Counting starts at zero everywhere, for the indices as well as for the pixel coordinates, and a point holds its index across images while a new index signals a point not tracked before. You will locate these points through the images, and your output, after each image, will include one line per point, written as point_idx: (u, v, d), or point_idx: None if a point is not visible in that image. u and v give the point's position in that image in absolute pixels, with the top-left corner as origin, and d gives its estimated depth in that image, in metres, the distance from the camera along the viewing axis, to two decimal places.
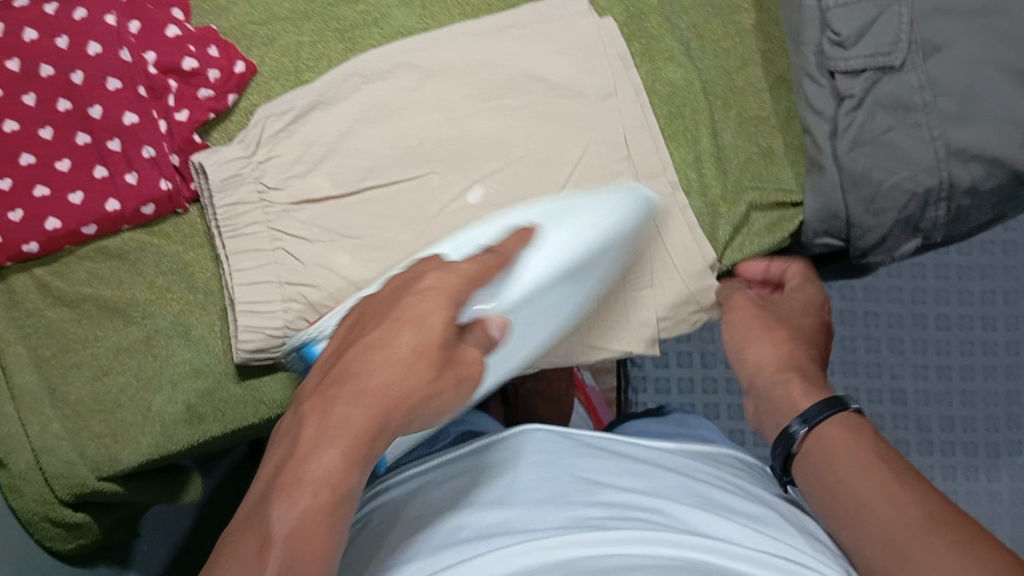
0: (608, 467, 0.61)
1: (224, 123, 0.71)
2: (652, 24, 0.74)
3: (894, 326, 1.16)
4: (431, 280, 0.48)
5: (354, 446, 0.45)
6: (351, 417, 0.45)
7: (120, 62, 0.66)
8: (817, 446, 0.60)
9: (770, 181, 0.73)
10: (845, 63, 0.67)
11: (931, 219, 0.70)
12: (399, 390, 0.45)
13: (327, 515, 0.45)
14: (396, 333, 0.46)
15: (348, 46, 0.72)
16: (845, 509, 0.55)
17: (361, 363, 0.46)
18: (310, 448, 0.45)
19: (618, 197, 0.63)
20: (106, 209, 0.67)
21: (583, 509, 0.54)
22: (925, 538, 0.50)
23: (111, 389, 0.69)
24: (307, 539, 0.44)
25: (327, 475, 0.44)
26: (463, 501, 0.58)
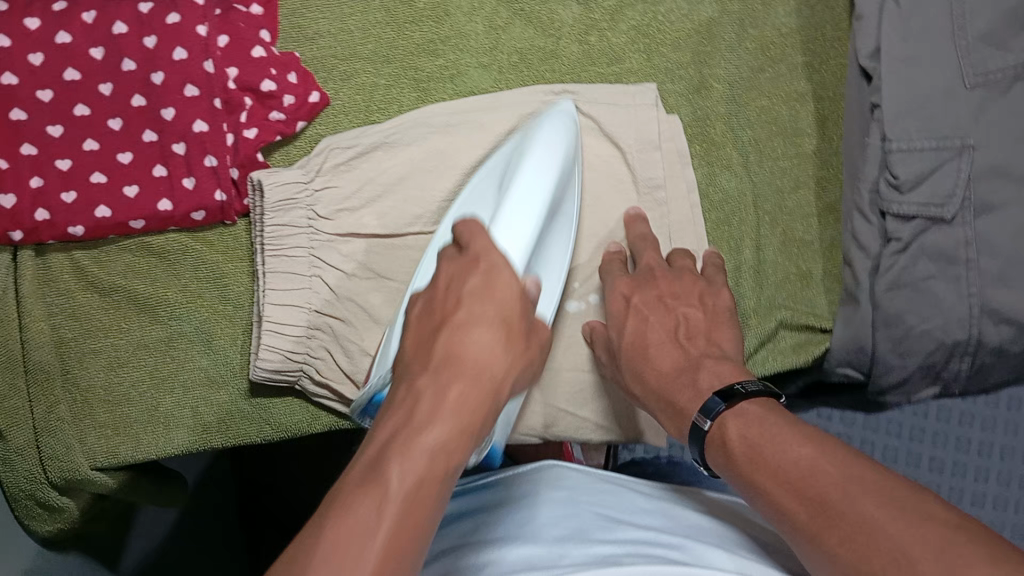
0: (624, 506, 0.60)
1: (288, 146, 0.73)
2: (717, 132, 0.75)
3: None
4: (488, 254, 0.51)
5: (466, 425, 0.45)
6: (463, 403, 0.45)
7: (201, 72, 0.68)
8: (737, 437, 0.54)
9: (803, 303, 0.74)
10: (898, 206, 0.68)
11: (953, 370, 0.70)
12: (488, 366, 0.47)
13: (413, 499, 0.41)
14: (483, 301, 0.49)
15: (420, 97, 0.74)
16: (788, 484, 0.49)
17: (444, 346, 0.47)
18: (410, 423, 0.44)
19: (556, 125, 0.66)
20: (157, 208, 0.68)
21: (602, 547, 0.52)
22: (868, 507, 0.44)
23: (124, 383, 0.70)
24: (430, 475, 0.42)
25: (433, 454, 0.43)
26: (489, 534, 0.57)
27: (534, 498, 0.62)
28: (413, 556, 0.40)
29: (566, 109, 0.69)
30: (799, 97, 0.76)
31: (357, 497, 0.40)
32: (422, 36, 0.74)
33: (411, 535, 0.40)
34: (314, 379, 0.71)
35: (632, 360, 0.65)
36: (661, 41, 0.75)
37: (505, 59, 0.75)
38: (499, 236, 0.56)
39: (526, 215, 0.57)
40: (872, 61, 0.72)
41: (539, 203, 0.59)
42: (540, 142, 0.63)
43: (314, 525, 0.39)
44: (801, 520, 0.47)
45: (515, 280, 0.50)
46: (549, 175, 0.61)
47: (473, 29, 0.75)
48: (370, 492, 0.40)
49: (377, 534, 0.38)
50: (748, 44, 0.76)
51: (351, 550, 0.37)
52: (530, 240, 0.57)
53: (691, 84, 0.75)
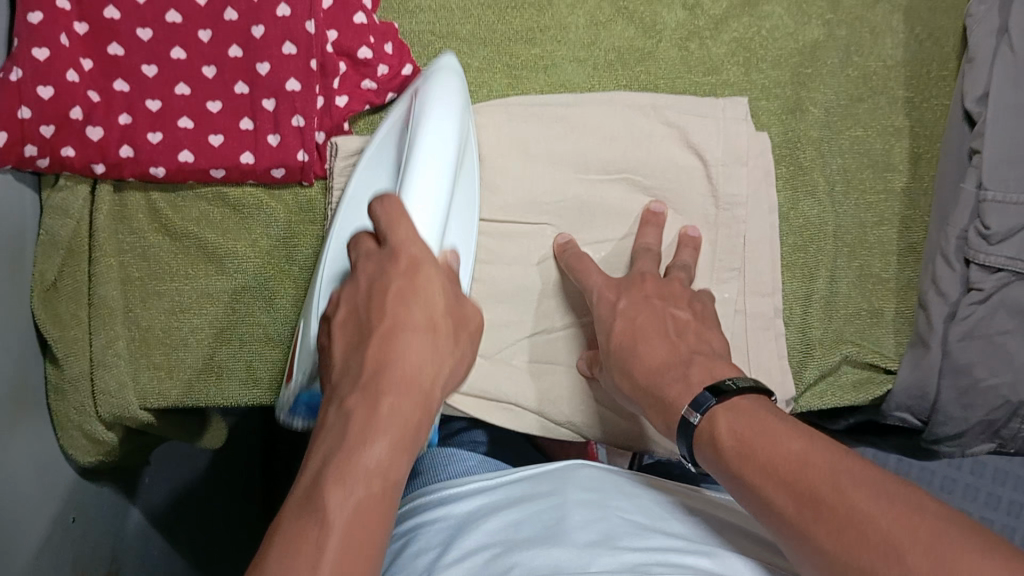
0: (653, 514, 0.60)
1: (374, 116, 0.73)
2: (806, 155, 0.73)
3: (969, 499, 0.95)
4: (405, 247, 0.50)
5: (401, 440, 0.44)
6: (400, 417, 0.45)
7: (302, 31, 0.67)
8: (728, 434, 0.51)
9: (872, 342, 0.73)
10: (986, 257, 0.66)
11: (1014, 430, 0.69)
12: (415, 368, 0.47)
13: (359, 520, 0.41)
14: (404, 300, 0.48)
15: (511, 84, 0.74)
16: (774, 475, 0.46)
17: (371, 365, 0.46)
18: (353, 442, 0.43)
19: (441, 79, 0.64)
20: (239, 159, 0.68)
21: (630, 555, 0.52)
22: (863, 504, 0.42)
23: (183, 328, 0.70)
24: (366, 502, 0.42)
25: (378, 472, 0.43)
26: (511, 538, 0.56)
27: (560, 495, 0.61)
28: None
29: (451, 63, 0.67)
30: (895, 132, 0.74)
31: (296, 537, 0.40)
32: (522, 22, 0.73)
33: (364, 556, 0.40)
34: None
35: (620, 355, 0.62)
36: (762, 57, 0.74)
37: (602, 56, 0.74)
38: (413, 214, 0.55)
39: (431, 180, 0.56)
40: (978, 105, 0.69)
41: (442, 169, 0.57)
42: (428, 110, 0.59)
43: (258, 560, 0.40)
44: (789, 514, 0.45)
45: (438, 273, 0.50)
46: (449, 134, 0.58)
47: (574, 21, 0.74)
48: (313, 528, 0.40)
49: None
50: (850, 71, 0.74)
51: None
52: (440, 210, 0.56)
53: (786, 104, 0.74)
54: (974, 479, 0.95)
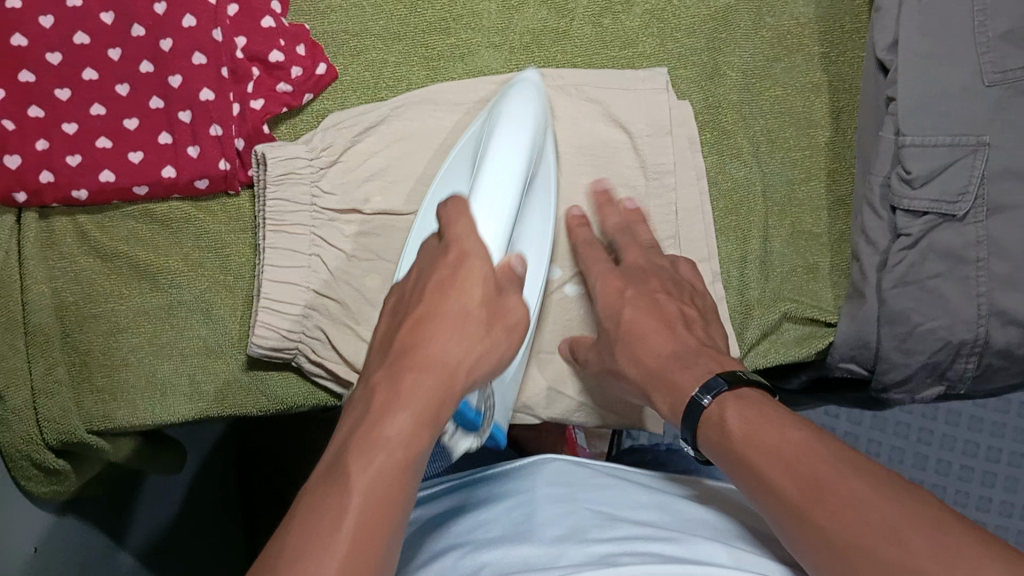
0: (630, 503, 0.60)
1: (294, 119, 0.72)
2: (728, 119, 0.74)
3: (946, 450, 0.97)
4: (462, 243, 0.53)
5: (424, 414, 0.45)
6: (422, 391, 0.46)
7: (210, 40, 0.67)
8: (735, 419, 0.51)
9: (810, 297, 0.73)
10: (909, 202, 0.67)
11: (958, 371, 0.69)
12: (442, 351, 0.48)
13: (377, 490, 0.41)
14: (447, 290, 0.51)
15: (430, 75, 0.73)
16: (779, 455, 0.47)
17: (433, 291, 0.51)
18: (383, 414, 0.44)
19: (517, 92, 0.66)
20: (161, 174, 0.68)
21: (597, 546, 0.51)
22: (861, 488, 0.43)
23: (122, 348, 0.70)
24: (387, 467, 0.42)
25: (398, 441, 0.43)
26: (484, 538, 0.56)
27: (532, 495, 0.62)
28: (402, 497, 0.42)
29: (530, 74, 0.69)
30: (813, 88, 0.75)
31: (316, 504, 0.41)
32: (435, 13, 0.74)
33: (382, 528, 0.41)
34: (310, 359, 0.70)
35: (627, 343, 0.63)
36: (676, 26, 0.74)
37: (517, 39, 0.74)
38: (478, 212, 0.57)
39: (498, 193, 0.58)
40: (888, 54, 0.70)
41: (513, 174, 0.59)
42: (505, 118, 0.63)
43: (276, 539, 0.40)
44: (790, 496, 0.45)
45: (484, 268, 0.52)
46: (523, 146, 0.61)
47: (486, 8, 0.74)
48: (364, 439, 0.43)
49: (354, 491, 0.41)
50: (764, 32, 0.75)
51: (327, 507, 0.40)
52: (506, 224, 0.57)
53: (705, 70, 0.74)
54: (951, 428, 0.98)
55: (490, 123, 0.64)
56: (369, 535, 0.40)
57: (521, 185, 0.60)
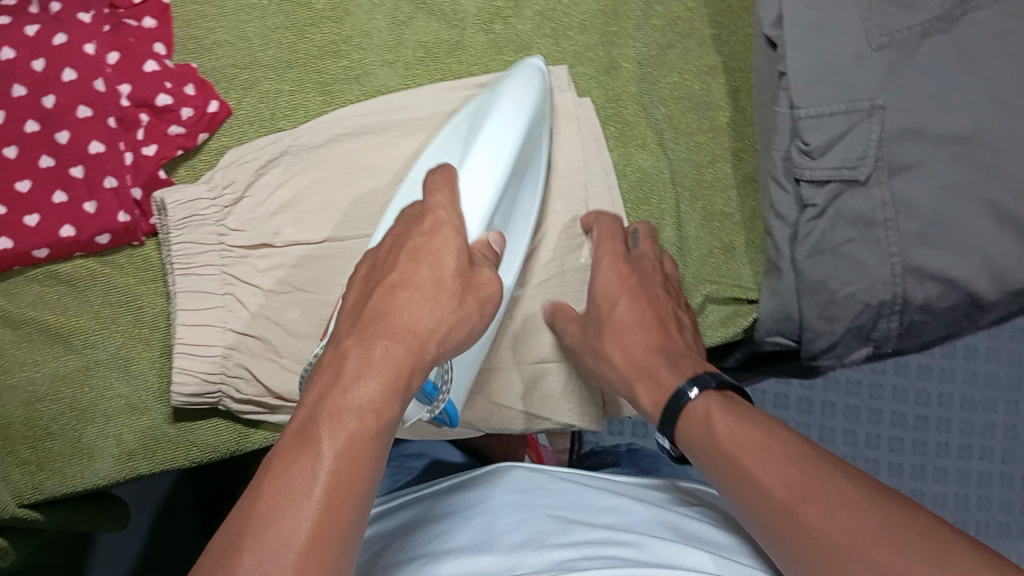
0: (590, 508, 0.59)
1: (192, 160, 0.71)
2: (630, 111, 0.74)
3: (872, 398, 1.05)
4: (435, 209, 0.52)
5: (395, 378, 0.43)
6: (391, 356, 0.44)
7: (94, 91, 0.66)
8: (721, 422, 0.52)
9: (730, 277, 0.74)
10: (811, 172, 0.68)
11: (883, 330, 0.70)
12: (415, 321, 0.46)
13: (347, 458, 0.39)
14: (418, 260, 0.49)
15: (327, 100, 0.72)
16: (764, 455, 0.48)
17: (406, 260, 0.49)
18: (343, 380, 0.43)
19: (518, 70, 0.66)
20: (60, 234, 0.66)
21: (556, 552, 0.51)
22: (854, 496, 0.43)
23: (43, 416, 0.68)
24: (359, 433, 0.41)
25: (368, 407, 0.42)
26: (443, 546, 0.55)
27: (491, 505, 0.60)
28: (374, 464, 0.40)
29: (536, 63, 0.68)
30: (709, 70, 0.75)
31: (290, 464, 0.39)
32: (323, 38, 0.73)
33: (353, 491, 0.39)
34: (235, 399, 0.68)
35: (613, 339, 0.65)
36: (568, 24, 0.74)
37: (410, 54, 0.73)
38: (464, 186, 0.56)
39: (488, 169, 0.57)
40: (775, 29, 0.71)
41: (505, 149, 0.58)
42: (510, 91, 0.62)
43: (251, 496, 0.38)
44: (777, 495, 0.46)
45: (454, 239, 0.51)
46: (521, 127, 0.60)
47: (376, 26, 0.73)
48: (333, 404, 0.41)
49: (326, 455, 0.39)
50: (655, 20, 0.75)
51: (300, 471, 0.38)
52: (489, 200, 0.56)
53: (601, 66, 0.74)
54: (875, 377, 1.05)
55: (492, 97, 0.64)
56: (342, 503, 0.38)
57: (512, 165, 0.59)
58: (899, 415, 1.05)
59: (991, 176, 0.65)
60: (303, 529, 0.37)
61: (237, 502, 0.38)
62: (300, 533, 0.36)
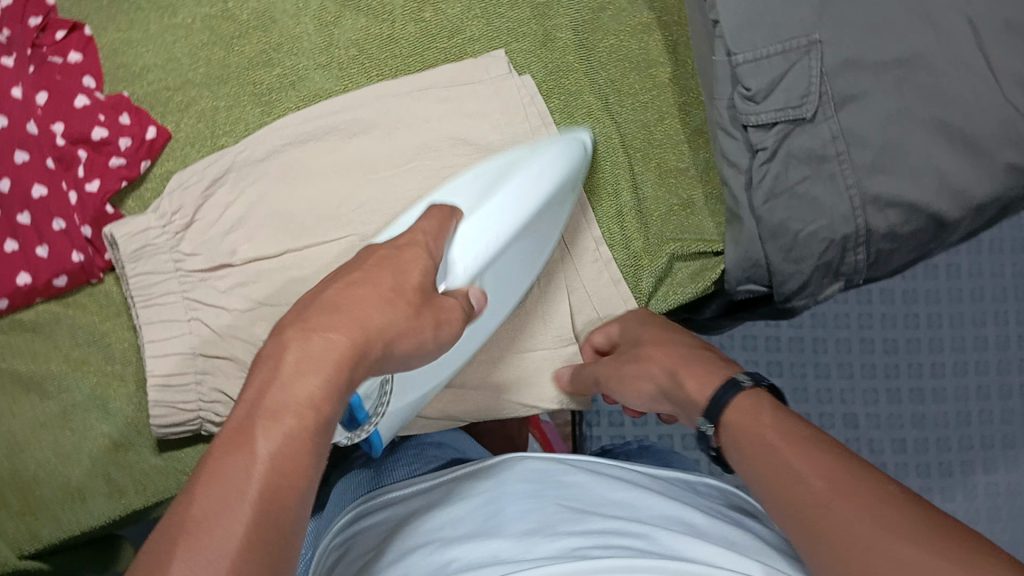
0: (605, 495, 0.58)
1: (139, 190, 0.71)
2: (573, 81, 0.73)
3: (862, 328, 1.05)
4: (417, 230, 0.56)
5: (336, 374, 0.43)
6: (323, 353, 0.43)
7: (27, 134, 0.65)
8: (769, 419, 0.54)
9: (693, 232, 0.74)
10: (756, 117, 0.68)
11: (851, 263, 0.70)
12: (369, 320, 0.46)
13: (281, 456, 0.39)
14: (379, 270, 0.51)
15: (265, 110, 0.72)
16: (815, 453, 0.49)
17: (371, 265, 0.51)
18: (274, 378, 0.42)
19: (552, 147, 0.68)
20: (17, 282, 0.65)
21: (568, 539, 0.50)
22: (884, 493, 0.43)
23: (27, 467, 0.67)
24: (297, 433, 0.40)
25: (302, 403, 0.41)
26: (451, 535, 0.55)
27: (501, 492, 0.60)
28: (303, 470, 0.39)
29: (581, 140, 0.70)
30: (644, 28, 0.75)
31: (221, 464, 0.38)
32: (252, 49, 0.72)
33: (285, 492, 0.38)
34: (216, 422, 0.69)
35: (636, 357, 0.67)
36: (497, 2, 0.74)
37: (343, 54, 0.72)
38: (461, 228, 0.60)
39: (490, 235, 0.61)
40: None
41: (503, 227, 0.62)
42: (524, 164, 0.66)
43: (178, 499, 0.37)
44: (817, 485, 0.46)
45: (423, 257, 0.53)
46: (518, 215, 0.63)
47: (304, 30, 0.72)
48: (270, 404, 0.41)
49: (261, 456, 0.38)
50: None
51: (234, 471, 0.38)
52: (474, 264, 0.60)
53: (537, 39, 0.74)
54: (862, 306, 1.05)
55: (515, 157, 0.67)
56: (273, 503, 0.37)
57: (512, 236, 0.63)
58: (891, 340, 1.05)
59: (940, 94, 0.64)
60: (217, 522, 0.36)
61: (163, 514, 0.37)
62: (223, 542, 0.35)
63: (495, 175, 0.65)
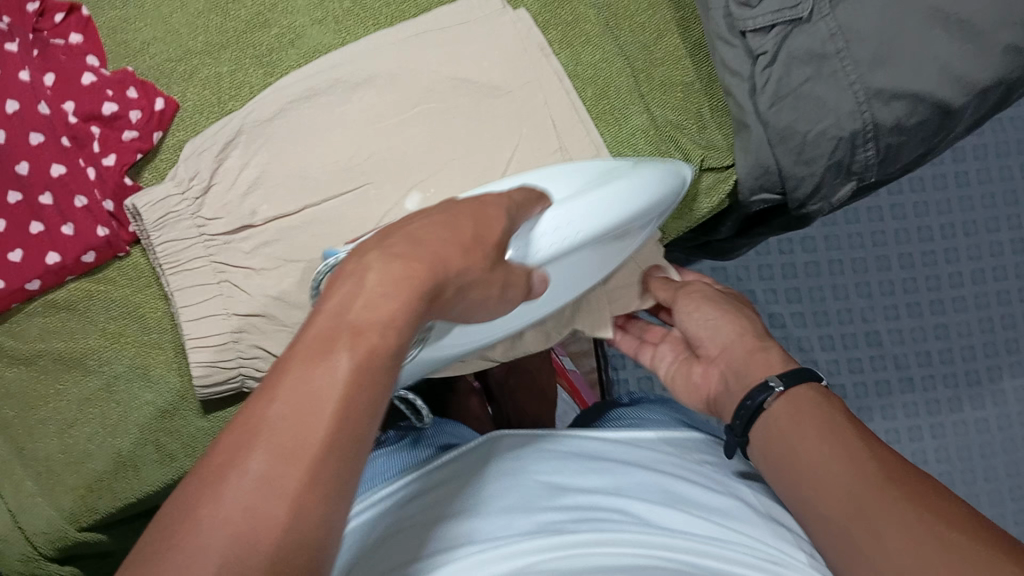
0: (589, 467, 0.63)
1: (154, 162, 0.71)
2: (567, 9, 0.73)
3: None
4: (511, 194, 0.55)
5: (411, 294, 0.44)
6: (398, 276, 0.44)
7: (39, 116, 0.67)
8: (802, 417, 0.59)
9: (705, 143, 0.74)
10: (753, 22, 0.68)
11: (862, 161, 0.71)
12: (448, 259, 0.46)
13: (361, 378, 0.40)
14: (460, 219, 0.50)
15: (267, 71, 0.72)
16: (863, 446, 0.55)
17: (466, 216, 0.50)
18: (358, 292, 0.43)
19: (664, 174, 0.66)
20: (46, 262, 0.67)
21: (545, 514, 0.55)
22: (937, 493, 0.51)
23: (78, 441, 0.69)
24: (373, 356, 0.41)
25: (374, 321, 0.42)
26: (432, 508, 0.59)
27: (488, 467, 0.64)
28: (368, 419, 0.40)
29: (682, 176, 0.69)
30: None
31: (302, 369, 0.39)
32: (248, 12, 0.73)
33: (361, 422, 0.39)
34: (257, 377, 0.72)
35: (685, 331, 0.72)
36: None
37: (337, 7, 0.73)
38: (556, 212, 0.58)
39: (576, 228, 0.58)
40: None
41: (603, 224, 0.60)
42: (637, 173, 0.63)
43: (261, 394, 0.39)
44: (870, 470, 0.53)
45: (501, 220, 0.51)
46: (621, 216, 0.61)
47: None
48: (353, 321, 0.42)
49: (338, 370, 0.39)
50: None
51: (314, 382, 0.39)
52: (553, 248, 0.57)
53: None
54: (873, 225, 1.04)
55: (629, 167, 0.65)
56: (349, 419, 0.39)
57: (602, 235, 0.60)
58: None
59: None
60: (288, 480, 0.37)
61: (251, 392, 0.39)
62: (308, 441, 0.37)
63: (595, 172, 0.64)
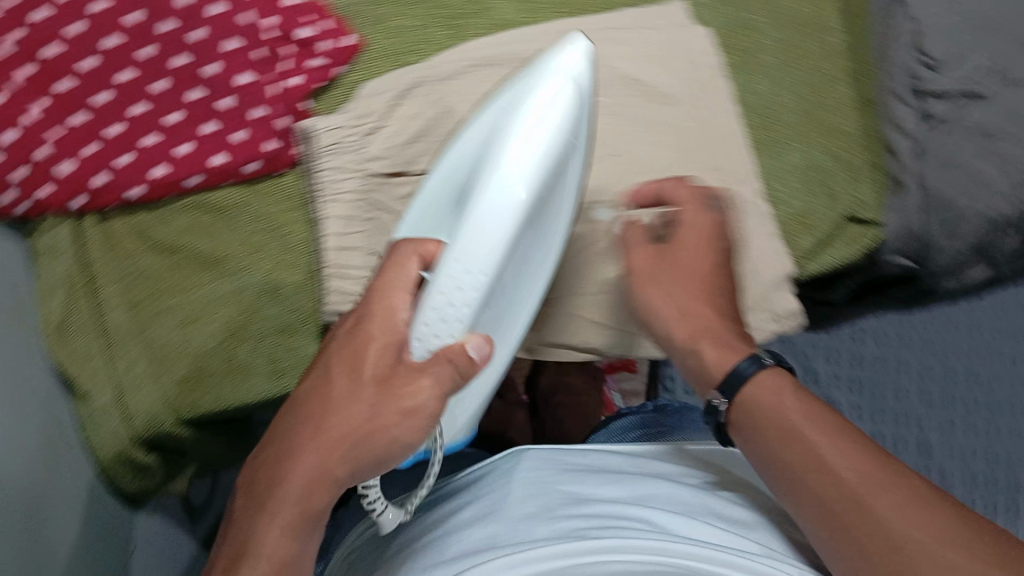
0: (614, 481, 0.61)
1: (331, 92, 0.73)
2: (747, 38, 0.76)
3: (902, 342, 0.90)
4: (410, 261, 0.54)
5: (336, 453, 0.52)
6: (356, 420, 0.52)
7: (241, 24, 0.70)
8: (794, 404, 0.55)
9: (858, 196, 0.75)
10: (939, 88, 0.74)
11: (1002, 248, 0.76)
12: (336, 415, 0.52)
13: (303, 517, 0.53)
14: (393, 296, 0.54)
15: (452, 33, 0.75)
16: (887, 468, 0.50)
17: (380, 300, 0.54)
18: (320, 416, 0.53)
19: (560, 78, 0.52)
20: (211, 162, 0.69)
21: (565, 521, 0.54)
22: (937, 522, 0.46)
23: (197, 339, 0.71)
24: (308, 494, 0.53)
25: (313, 462, 0.52)
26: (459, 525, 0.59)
27: (513, 475, 0.63)
28: (301, 537, 0.53)
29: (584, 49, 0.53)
30: None
31: (269, 480, 0.54)
32: None
33: (311, 517, 0.53)
34: None
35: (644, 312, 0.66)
36: None
37: None
38: (444, 267, 0.51)
39: (464, 264, 0.50)
40: None
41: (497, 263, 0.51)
42: (538, 104, 0.51)
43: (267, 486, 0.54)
44: (852, 479, 0.50)
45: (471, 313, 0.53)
46: (508, 227, 0.50)
47: None
48: (325, 443, 0.52)
49: (282, 504, 0.53)
50: None
51: (281, 518, 0.52)
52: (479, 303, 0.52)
53: None
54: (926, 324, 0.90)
55: (521, 96, 0.52)
56: (287, 553, 0.52)
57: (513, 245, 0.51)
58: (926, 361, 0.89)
59: None
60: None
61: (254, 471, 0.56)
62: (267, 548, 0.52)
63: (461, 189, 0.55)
